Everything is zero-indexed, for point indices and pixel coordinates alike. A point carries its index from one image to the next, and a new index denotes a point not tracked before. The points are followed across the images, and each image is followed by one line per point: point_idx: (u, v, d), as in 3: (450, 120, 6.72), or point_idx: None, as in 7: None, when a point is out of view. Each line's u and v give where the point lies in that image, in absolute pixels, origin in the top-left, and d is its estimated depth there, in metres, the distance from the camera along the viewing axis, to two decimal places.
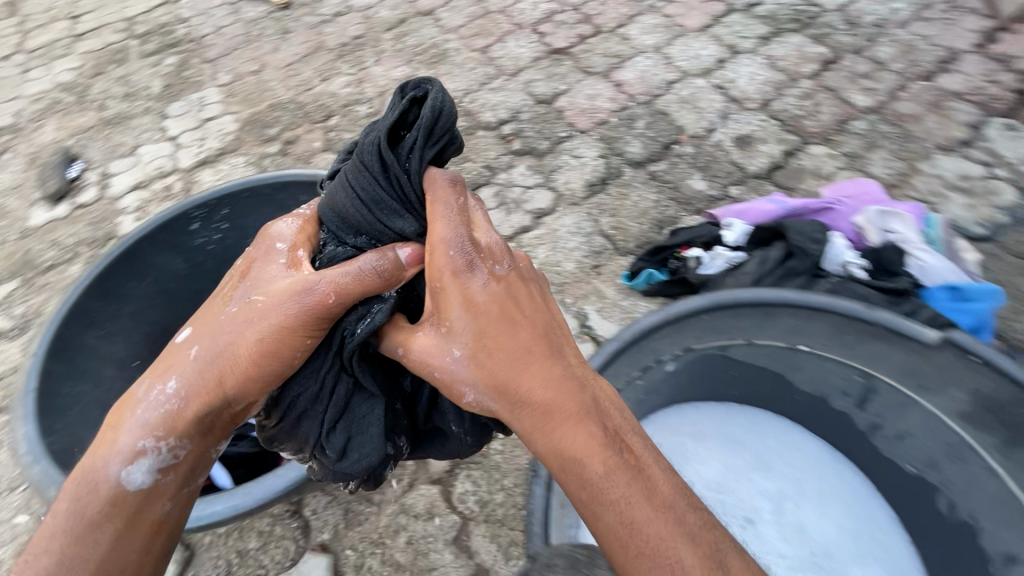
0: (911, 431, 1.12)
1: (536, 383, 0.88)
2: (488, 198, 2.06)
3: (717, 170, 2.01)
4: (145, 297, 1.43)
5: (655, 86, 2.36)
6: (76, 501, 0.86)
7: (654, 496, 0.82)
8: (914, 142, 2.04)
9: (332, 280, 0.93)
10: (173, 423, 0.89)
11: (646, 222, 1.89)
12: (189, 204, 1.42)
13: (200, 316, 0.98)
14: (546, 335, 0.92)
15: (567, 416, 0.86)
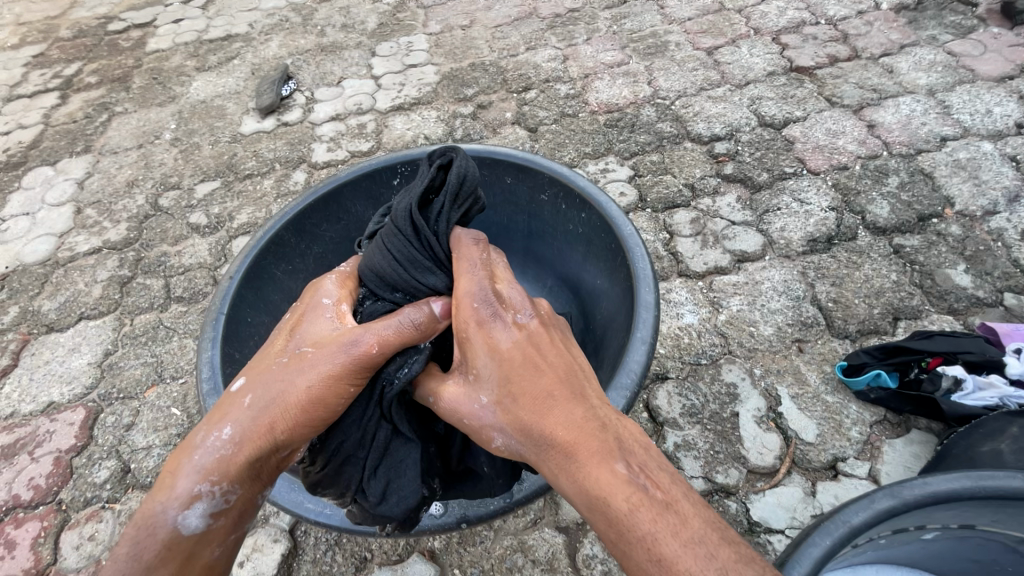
0: None
1: (555, 420, 0.76)
2: (682, 223, 1.81)
3: (990, 264, 1.58)
4: (332, 242, 1.40)
5: (921, 139, 1.92)
6: (134, 543, 0.75)
7: (682, 529, 0.66)
8: None
9: (378, 331, 0.85)
10: (226, 469, 0.79)
11: (878, 306, 1.53)
12: (400, 158, 1.37)
13: (252, 365, 0.89)
14: (568, 377, 0.82)
15: (586, 453, 0.73)
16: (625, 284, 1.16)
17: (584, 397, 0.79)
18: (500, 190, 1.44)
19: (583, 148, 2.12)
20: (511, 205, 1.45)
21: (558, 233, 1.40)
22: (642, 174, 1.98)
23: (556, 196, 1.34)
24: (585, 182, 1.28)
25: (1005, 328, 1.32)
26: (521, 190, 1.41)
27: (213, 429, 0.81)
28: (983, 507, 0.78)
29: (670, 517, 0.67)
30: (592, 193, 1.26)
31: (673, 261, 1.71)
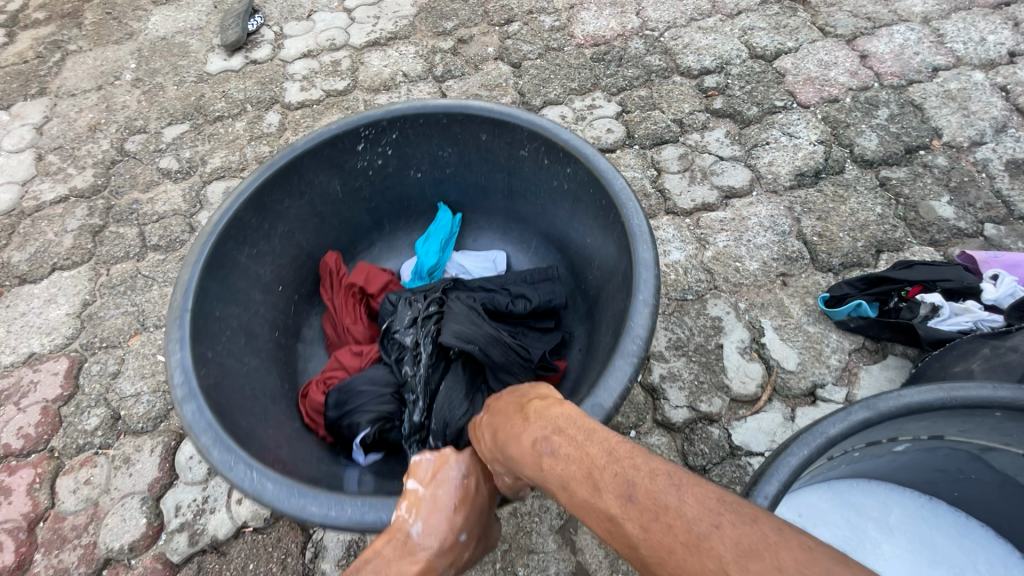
0: None
1: (505, 432, 0.82)
2: (670, 159, 1.77)
3: (972, 196, 1.59)
4: (297, 218, 1.35)
5: (914, 69, 1.88)
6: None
7: (583, 464, 0.68)
8: None
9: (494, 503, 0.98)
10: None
11: (862, 239, 1.54)
12: (360, 121, 1.30)
13: (442, 485, 0.90)
14: (518, 403, 0.87)
15: (517, 446, 0.77)
16: (619, 244, 1.14)
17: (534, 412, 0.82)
18: (476, 149, 1.41)
19: (568, 84, 2.04)
20: (488, 160, 1.41)
21: (541, 189, 1.38)
22: (629, 110, 1.92)
23: (536, 151, 1.30)
24: (568, 134, 1.24)
25: (981, 256, 1.34)
26: (497, 146, 1.37)
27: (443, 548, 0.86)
28: (933, 416, 0.81)
29: (564, 458, 0.70)
30: (569, 139, 1.23)
31: (660, 199, 1.69)
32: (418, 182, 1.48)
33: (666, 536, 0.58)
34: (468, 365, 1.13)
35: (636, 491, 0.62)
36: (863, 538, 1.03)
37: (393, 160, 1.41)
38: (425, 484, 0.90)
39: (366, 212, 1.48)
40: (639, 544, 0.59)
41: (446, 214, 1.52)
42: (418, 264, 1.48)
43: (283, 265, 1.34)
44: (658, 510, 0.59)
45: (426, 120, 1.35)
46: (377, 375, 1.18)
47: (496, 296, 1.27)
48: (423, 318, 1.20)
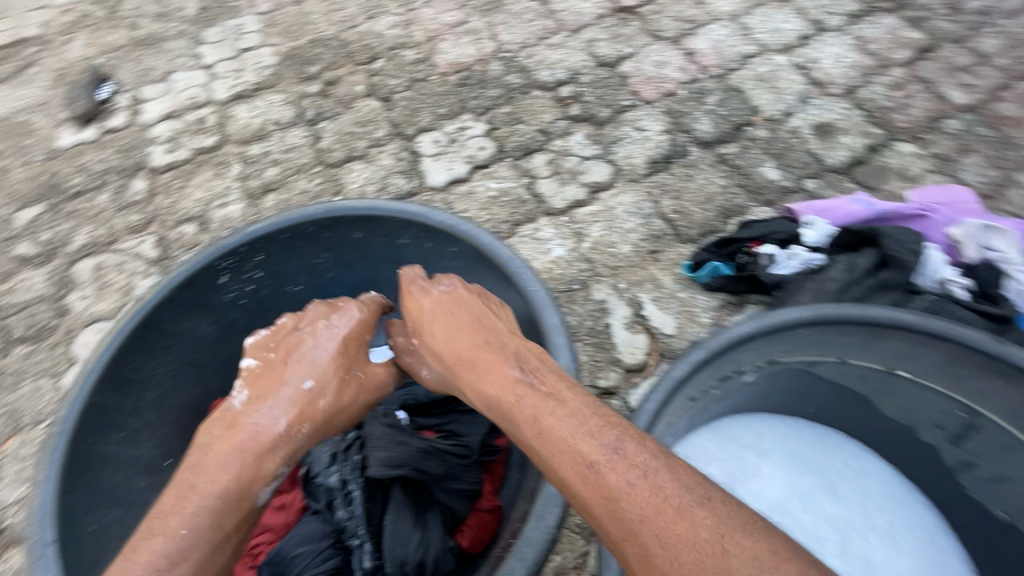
0: (1007, 471, 0.98)
1: (459, 344, 1.02)
2: (540, 166, 1.92)
3: (791, 159, 1.86)
4: (168, 376, 1.16)
5: (730, 59, 2.18)
6: (156, 563, 0.83)
7: (561, 408, 0.83)
8: (1013, 149, 1.82)
9: (333, 363, 1.13)
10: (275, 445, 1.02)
11: (712, 209, 1.76)
12: (217, 252, 1.13)
13: (285, 348, 1.14)
14: (479, 323, 1.05)
15: (485, 360, 0.97)
16: (523, 314, 1.09)
17: (490, 331, 1.03)
18: (354, 247, 1.28)
19: (439, 110, 2.15)
20: (367, 256, 1.30)
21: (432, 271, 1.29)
22: (497, 126, 2.05)
23: (416, 237, 1.22)
24: (444, 215, 1.16)
25: (799, 207, 1.55)
26: (376, 241, 1.25)
27: (272, 402, 1.06)
28: (760, 344, 0.98)
29: (553, 400, 0.85)
30: (444, 219, 1.15)
31: (537, 203, 1.82)
32: (300, 294, 1.33)
33: (654, 493, 0.72)
34: (407, 488, 1.05)
35: (621, 449, 0.76)
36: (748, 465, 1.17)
37: (266, 281, 1.25)
38: (274, 362, 1.13)
39: (249, 341, 1.31)
40: (621, 497, 0.72)
41: None
42: None
43: (166, 435, 1.15)
44: (634, 463, 0.75)
45: (292, 233, 1.19)
46: (308, 531, 1.03)
47: (416, 391, 1.27)
48: (344, 451, 1.10)
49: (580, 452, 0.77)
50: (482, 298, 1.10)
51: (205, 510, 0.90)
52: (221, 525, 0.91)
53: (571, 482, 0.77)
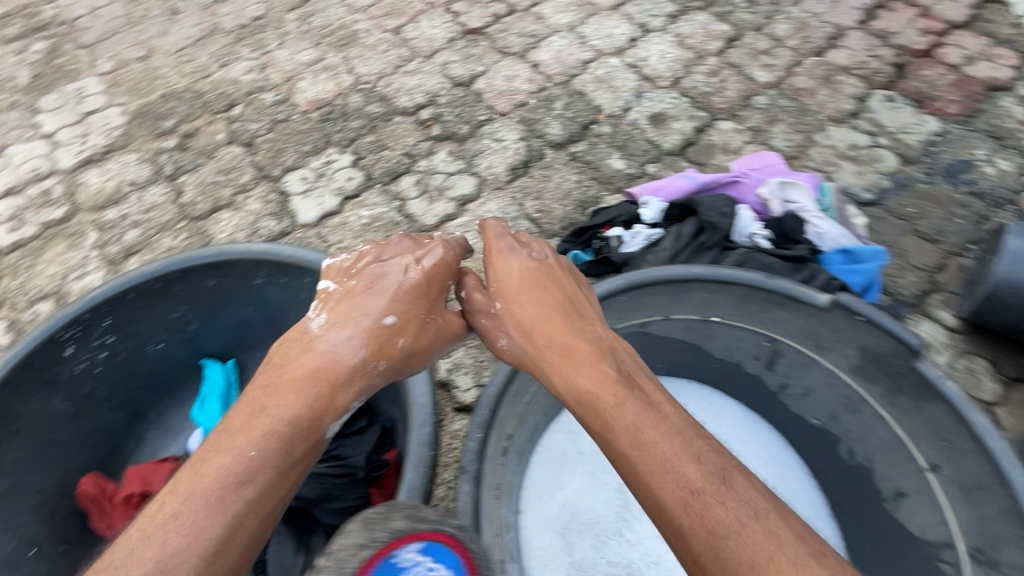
0: (814, 388, 1.14)
1: (550, 329, 1.04)
2: (408, 187, 2.00)
3: (633, 148, 2.06)
4: (21, 463, 1.12)
5: (571, 66, 2.38)
6: (222, 479, 0.86)
7: (661, 423, 0.87)
8: (809, 115, 2.13)
9: (404, 297, 1.16)
10: (343, 381, 1.04)
11: (570, 204, 1.91)
12: (56, 325, 1.10)
13: (362, 278, 1.17)
14: (569, 301, 1.10)
15: (581, 343, 1.01)
16: None
17: (581, 313, 1.07)
18: (212, 295, 1.29)
19: (304, 147, 2.17)
20: (228, 301, 1.31)
21: (296, 305, 1.33)
22: (363, 155, 2.11)
23: (271, 275, 1.25)
24: (292, 250, 1.21)
25: (636, 190, 1.73)
26: (232, 286, 1.27)
27: (349, 332, 1.09)
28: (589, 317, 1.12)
29: (655, 416, 0.87)
30: (292, 254, 1.20)
31: (409, 223, 1.90)
32: (163, 351, 1.32)
33: (756, 521, 0.75)
34: None
35: (732, 485, 0.78)
36: None
37: (121, 345, 1.23)
38: (350, 291, 1.16)
39: (115, 410, 1.29)
40: (730, 538, 0.74)
41: (215, 366, 1.40)
42: (204, 432, 1.33)
43: (28, 523, 1.11)
44: (744, 498, 0.77)
45: (138, 292, 1.18)
46: None
47: None
48: None
49: (674, 471, 0.80)
50: (564, 271, 1.18)
51: (279, 439, 0.92)
52: (285, 456, 0.92)
53: (674, 512, 0.78)
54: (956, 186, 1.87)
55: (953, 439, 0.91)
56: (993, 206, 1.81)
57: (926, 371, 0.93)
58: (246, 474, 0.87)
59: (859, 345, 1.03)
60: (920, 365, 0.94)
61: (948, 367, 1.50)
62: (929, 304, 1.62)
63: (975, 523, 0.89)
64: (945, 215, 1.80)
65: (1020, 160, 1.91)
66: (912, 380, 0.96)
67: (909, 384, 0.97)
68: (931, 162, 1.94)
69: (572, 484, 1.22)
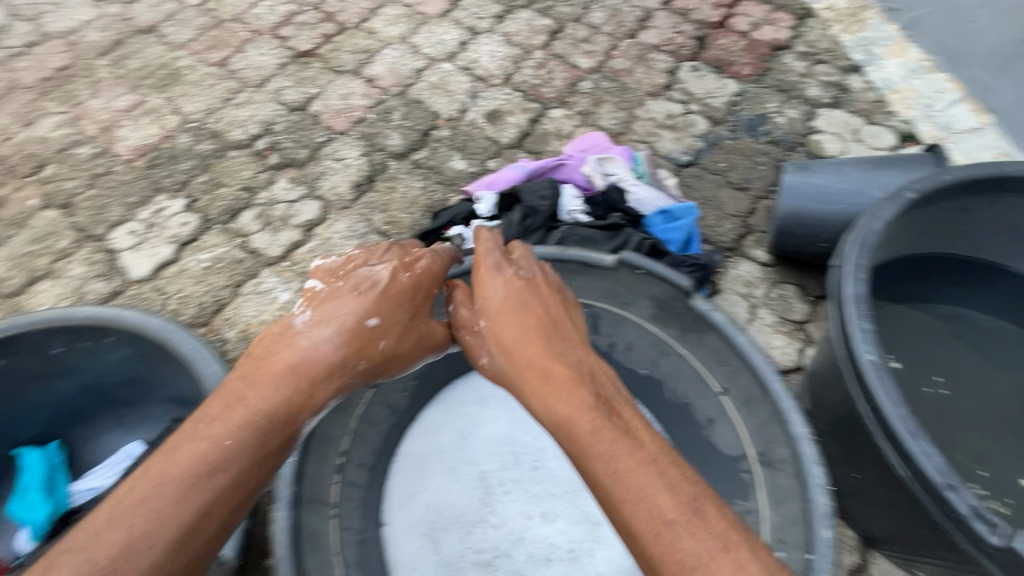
0: (630, 339, 1.19)
1: (531, 349, 1.03)
2: (250, 222, 1.92)
3: (473, 147, 2.12)
4: None
5: (406, 77, 2.41)
6: (196, 467, 0.92)
7: (636, 453, 0.87)
8: (629, 93, 2.30)
9: (388, 297, 1.15)
10: (314, 383, 1.05)
11: (418, 210, 1.93)
12: None
13: (349, 279, 1.16)
14: (552, 323, 1.08)
15: (558, 367, 0.99)
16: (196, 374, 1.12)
17: (563, 335, 1.05)
18: (12, 377, 1.24)
19: (131, 198, 2.03)
20: (33, 380, 1.26)
21: (111, 368, 1.28)
22: (197, 197, 2.01)
23: (69, 343, 1.23)
24: (85, 311, 1.19)
25: (472, 187, 1.78)
26: (31, 361, 1.24)
27: (332, 332, 1.09)
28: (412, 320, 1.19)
29: (630, 443, 0.88)
30: (82, 315, 1.19)
31: (255, 258, 1.83)
32: None
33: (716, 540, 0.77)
34: None
35: (704, 519, 0.79)
36: (471, 420, 1.33)
37: None
38: (334, 292, 1.15)
39: None
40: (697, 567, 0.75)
41: (36, 452, 1.30)
42: (27, 529, 1.19)
43: None
44: (710, 528, 0.78)
45: None
46: None
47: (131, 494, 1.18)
48: None
49: (649, 502, 0.81)
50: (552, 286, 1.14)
51: (249, 434, 0.97)
52: (258, 446, 0.98)
53: (640, 533, 0.80)
54: (756, 138, 2.10)
55: (727, 358, 1.06)
56: (787, 150, 2.04)
57: (697, 306, 1.10)
58: (217, 463, 0.93)
59: (650, 296, 1.17)
60: (693, 301, 1.11)
61: (765, 298, 1.67)
62: (745, 245, 1.80)
63: (758, 431, 1.00)
64: (750, 164, 2.01)
65: (804, 106, 2.17)
66: (690, 320, 1.12)
67: (689, 323, 1.12)
68: (735, 121, 2.16)
69: (433, 484, 1.23)
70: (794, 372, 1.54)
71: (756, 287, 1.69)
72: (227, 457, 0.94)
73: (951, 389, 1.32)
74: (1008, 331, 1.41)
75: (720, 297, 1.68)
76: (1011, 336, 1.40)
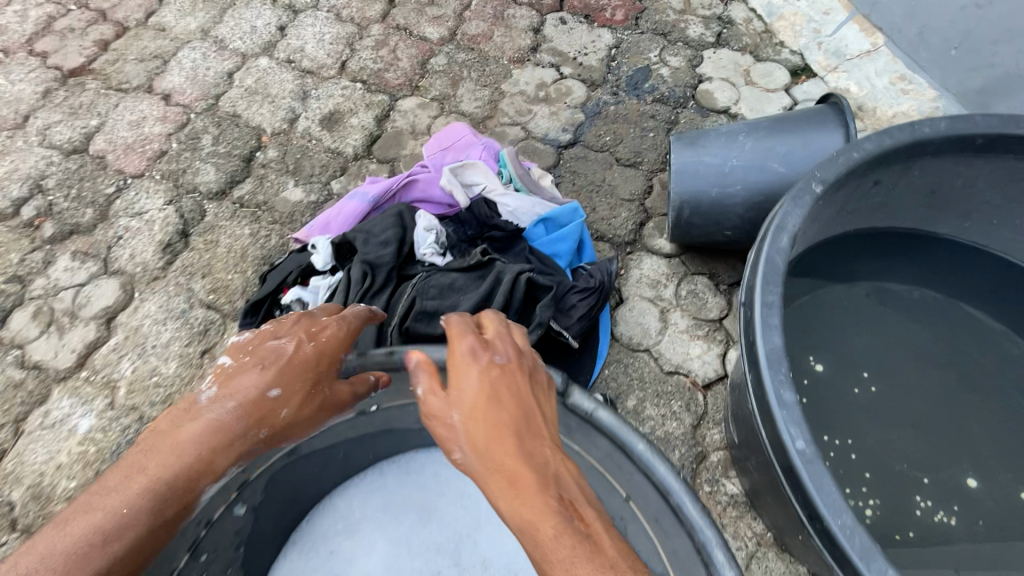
0: None
1: (493, 435, 0.76)
2: (25, 326, 1.46)
3: (310, 167, 1.71)
4: None
5: (212, 85, 1.91)
6: (85, 539, 0.73)
7: (597, 555, 0.67)
8: (491, 64, 1.92)
9: (297, 356, 0.91)
10: (214, 460, 0.83)
11: (249, 266, 1.53)
12: None
13: (258, 348, 0.92)
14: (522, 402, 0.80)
15: (523, 469, 0.73)
16: None
17: (537, 426, 0.78)
18: None
19: None
20: None
21: None
22: None
23: None
24: None
25: (303, 232, 1.40)
26: None
27: (235, 398, 0.87)
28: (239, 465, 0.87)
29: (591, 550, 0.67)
30: None
31: (39, 376, 1.39)
32: None
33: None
34: None
35: None
36: (338, 559, 1.03)
37: None
38: (238, 361, 0.91)
39: None
40: None
41: None
42: None
43: None
44: None
45: None
46: None
47: None
48: None
49: None
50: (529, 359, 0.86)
51: (142, 510, 0.77)
52: (154, 517, 0.77)
53: None
54: (640, 97, 1.80)
55: (620, 459, 0.82)
56: (677, 108, 1.77)
57: (576, 403, 0.86)
58: (102, 540, 0.74)
59: None
60: (569, 401, 0.86)
61: (675, 297, 1.43)
62: (646, 235, 1.54)
63: (671, 552, 0.77)
64: (638, 133, 1.73)
65: (687, 51, 1.88)
66: (569, 417, 0.87)
67: (569, 420, 0.88)
68: (615, 79, 1.84)
69: None
70: (718, 384, 1.33)
71: (664, 287, 1.45)
72: (114, 538, 0.74)
73: (876, 386, 1.17)
74: (930, 298, 1.25)
75: (626, 307, 1.42)
76: (933, 303, 1.24)
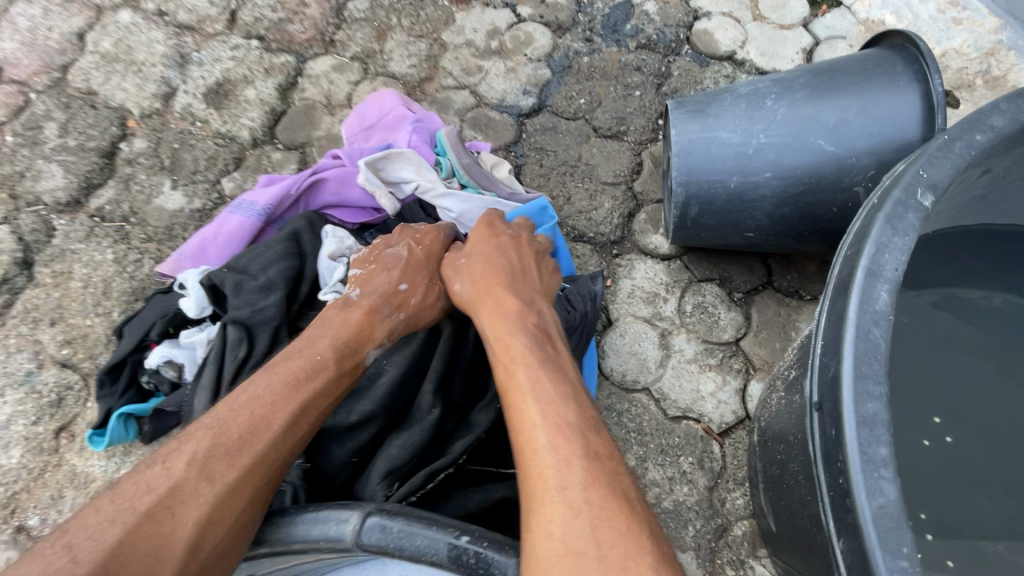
0: None
1: (487, 274, 0.84)
2: None
3: (193, 161, 1.29)
4: None
5: (57, 50, 1.43)
6: (285, 382, 0.71)
7: (557, 371, 0.72)
8: (426, 6, 1.48)
9: (419, 251, 0.89)
10: (372, 328, 0.80)
11: (115, 305, 1.15)
12: None
13: (378, 255, 0.88)
14: (523, 264, 0.87)
15: (509, 298, 0.81)
16: None
17: (530, 284, 0.85)
18: None
19: None
20: None
21: None
22: None
23: None
24: None
25: (171, 263, 1.02)
26: None
27: (377, 286, 0.84)
28: None
29: (554, 368, 0.72)
30: None
31: None
32: None
33: (612, 481, 0.61)
34: None
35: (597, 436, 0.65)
36: None
37: None
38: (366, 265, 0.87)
39: None
40: (568, 485, 0.60)
41: None
42: None
43: None
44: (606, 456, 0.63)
45: None
46: None
47: None
48: None
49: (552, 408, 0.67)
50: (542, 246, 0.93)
51: (329, 357, 0.75)
52: (339, 364, 0.75)
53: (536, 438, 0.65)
54: (621, 44, 1.40)
55: None
56: (668, 55, 1.37)
57: None
58: (300, 382, 0.71)
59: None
60: None
61: (678, 314, 1.11)
62: (637, 231, 1.19)
63: None
64: (619, 91, 1.34)
65: None
66: None
67: None
68: (587, 20, 1.43)
69: None
70: (737, 429, 1.03)
71: (664, 301, 1.12)
72: (309, 382, 0.72)
73: (953, 436, 0.85)
74: (1014, 307, 0.96)
75: (616, 333, 1.10)
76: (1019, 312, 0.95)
